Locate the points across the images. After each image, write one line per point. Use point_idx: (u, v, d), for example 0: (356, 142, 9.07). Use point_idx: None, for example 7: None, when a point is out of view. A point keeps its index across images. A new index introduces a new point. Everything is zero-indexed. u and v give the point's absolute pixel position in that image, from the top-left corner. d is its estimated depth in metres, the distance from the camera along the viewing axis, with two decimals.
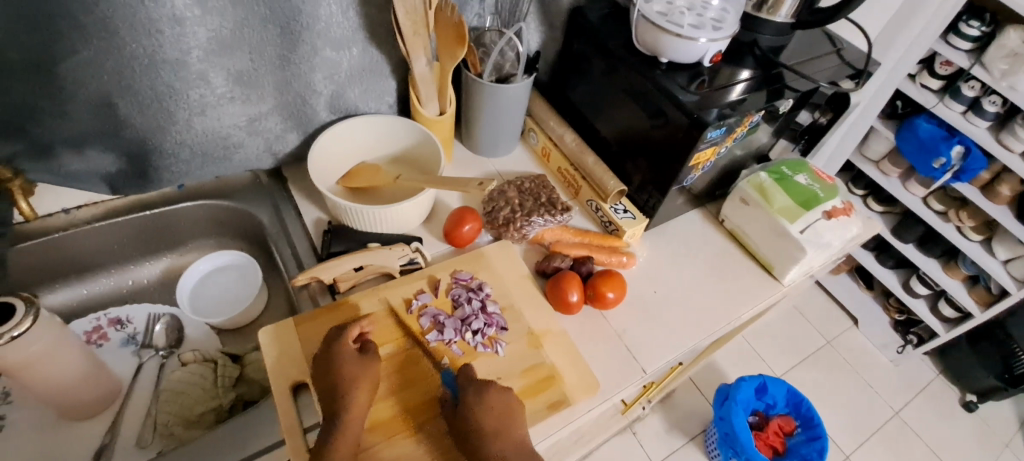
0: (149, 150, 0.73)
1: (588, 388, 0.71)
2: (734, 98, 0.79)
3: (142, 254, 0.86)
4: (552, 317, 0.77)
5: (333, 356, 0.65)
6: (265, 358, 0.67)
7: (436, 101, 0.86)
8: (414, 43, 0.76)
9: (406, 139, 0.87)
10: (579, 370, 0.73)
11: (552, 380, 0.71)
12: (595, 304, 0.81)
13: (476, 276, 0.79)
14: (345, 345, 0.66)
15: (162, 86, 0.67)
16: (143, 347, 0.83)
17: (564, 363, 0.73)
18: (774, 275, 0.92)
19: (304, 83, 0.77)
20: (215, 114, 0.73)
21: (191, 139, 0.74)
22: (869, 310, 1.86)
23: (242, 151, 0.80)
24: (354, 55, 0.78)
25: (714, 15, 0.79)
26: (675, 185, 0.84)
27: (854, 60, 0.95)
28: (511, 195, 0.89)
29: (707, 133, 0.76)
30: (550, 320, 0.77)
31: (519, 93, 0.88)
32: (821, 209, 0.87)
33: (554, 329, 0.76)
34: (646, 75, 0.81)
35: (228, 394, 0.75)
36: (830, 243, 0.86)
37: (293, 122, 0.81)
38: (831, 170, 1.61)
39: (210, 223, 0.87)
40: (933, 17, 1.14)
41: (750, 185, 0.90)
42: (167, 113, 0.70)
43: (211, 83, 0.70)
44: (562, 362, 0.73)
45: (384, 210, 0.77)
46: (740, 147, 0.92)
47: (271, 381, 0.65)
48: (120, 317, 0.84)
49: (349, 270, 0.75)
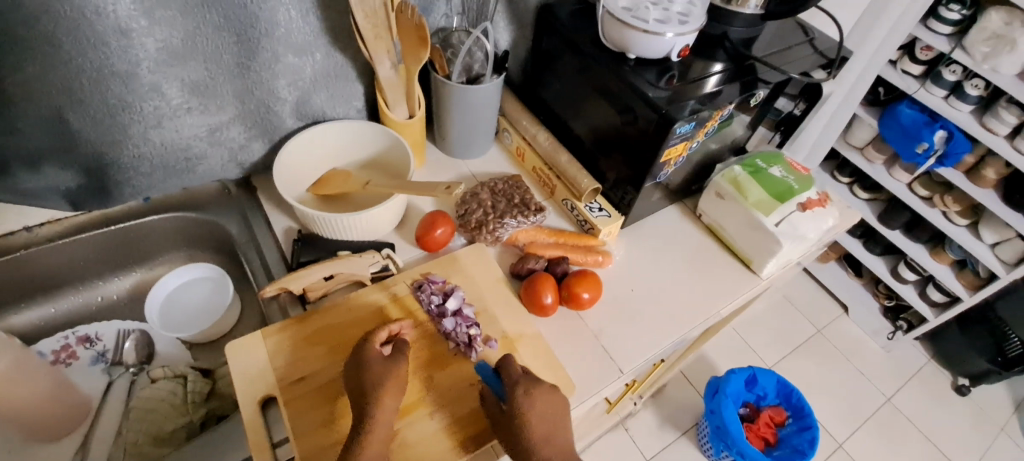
0: (106, 165, 0.71)
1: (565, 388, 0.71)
2: (708, 91, 0.79)
3: (110, 269, 0.84)
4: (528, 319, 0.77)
5: (361, 357, 0.64)
6: (233, 374, 0.65)
7: (405, 105, 0.85)
8: (376, 46, 0.74)
9: (376, 144, 0.87)
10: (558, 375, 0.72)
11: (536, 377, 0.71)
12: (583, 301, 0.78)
13: (449, 280, 0.78)
14: (373, 347, 0.65)
15: (114, 100, 0.65)
16: (113, 365, 0.81)
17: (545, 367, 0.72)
18: (752, 268, 0.91)
19: (267, 91, 0.76)
20: (173, 126, 0.72)
21: (150, 152, 0.73)
22: (859, 298, 1.87)
23: (205, 162, 0.78)
24: (317, 60, 0.77)
25: (681, 8, 0.77)
26: (649, 181, 0.83)
27: (827, 48, 0.94)
28: (484, 197, 0.87)
29: (677, 128, 0.75)
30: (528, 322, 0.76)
31: (489, 93, 0.87)
32: (797, 201, 0.85)
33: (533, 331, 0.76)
34: (616, 72, 0.80)
35: (199, 410, 0.73)
36: (806, 235, 0.84)
37: (257, 131, 0.80)
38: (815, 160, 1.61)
39: (179, 236, 0.85)
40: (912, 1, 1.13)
41: (725, 179, 0.89)
42: (121, 126, 0.68)
43: (166, 94, 0.68)
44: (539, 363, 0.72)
45: (353, 217, 0.76)
46: (714, 140, 0.91)
47: (239, 395, 0.64)
48: (89, 334, 0.83)
49: (319, 279, 0.74)
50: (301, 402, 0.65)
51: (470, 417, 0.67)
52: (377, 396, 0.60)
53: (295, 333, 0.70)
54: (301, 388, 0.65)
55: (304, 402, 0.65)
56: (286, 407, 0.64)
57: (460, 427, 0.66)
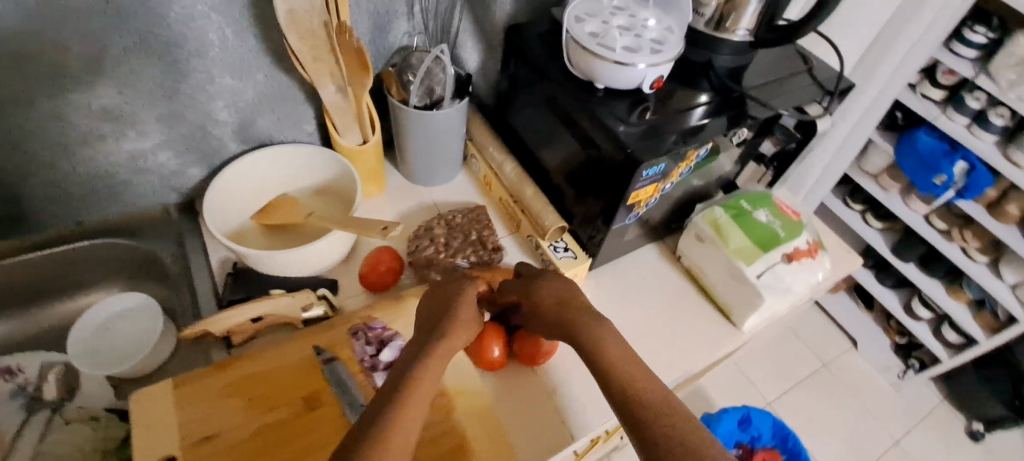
0: (15, 192, 0.67)
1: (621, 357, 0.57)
2: (693, 124, 0.72)
3: (40, 298, 0.79)
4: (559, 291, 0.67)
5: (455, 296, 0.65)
6: (133, 427, 0.60)
7: (357, 130, 0.79)
8: (316, 69, 0.67)
9: (326, 170, 0.81)
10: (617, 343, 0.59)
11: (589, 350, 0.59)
12: (562, 286, 0.68)
13: (390, 325, 0.72)
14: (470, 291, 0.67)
15: (12, 128, 0.61)
16: (32, 401, 0.75)
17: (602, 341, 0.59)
18: (733, 321, 0.83)
19: (202, 114, 0.70)
20: (86, 154, 0.67)
21: (62, 181, 0.68)
22: (868, 332, 1.75)
23: (134, 188, 0.73)
24: (260, 82, 0.71)
25: (655, 35, 0.70)
26: (617, 223, 0.75)
27: (826, 78, 0.84)
28: (437, 232, 0.80)
29: (643, 170, 0.67)
30: (541, 289, 0.68)
31: (451, 118, 0.81)
32: (781, 251, 0.76)
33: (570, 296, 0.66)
34: (582, 103, 0.72)
35: (111, 456, 0.68)
36: (791, 288, 0.76)
37: (191, 156, 0.74)
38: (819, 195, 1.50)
39: (115, 263, 0.80)
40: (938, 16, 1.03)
41: (705, 222, 0.81)
42: (25, 154, 0.64)
43: (72, 122, 0.63)
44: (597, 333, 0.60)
45: (289, 253, 0.71)
46: (697, 176, 0.83)
47: (134, 455, 0.58)
48: (10, 366, 0.77)
49: (247, 320, 0.69)
50: None
51: None
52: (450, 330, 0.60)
53: (213, 384, 0.64)
54: (206, 448, 0.60)
55: None
56: None
57: None
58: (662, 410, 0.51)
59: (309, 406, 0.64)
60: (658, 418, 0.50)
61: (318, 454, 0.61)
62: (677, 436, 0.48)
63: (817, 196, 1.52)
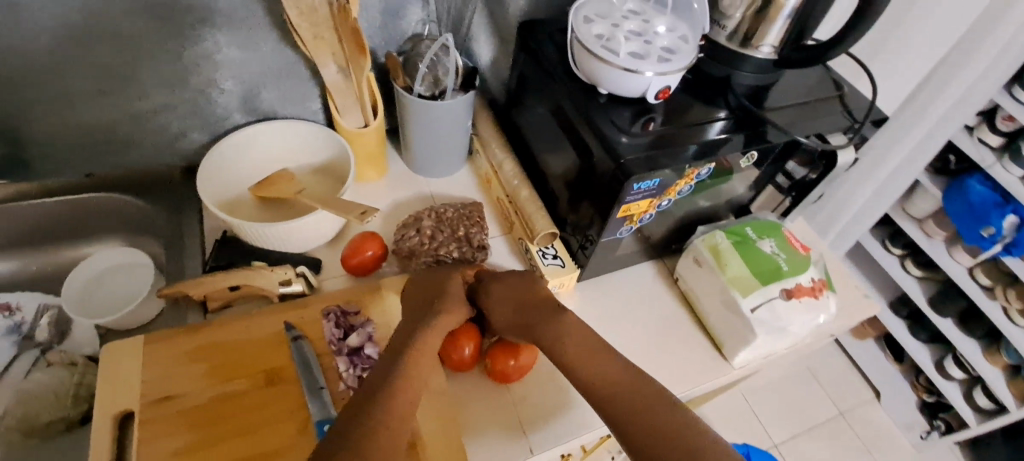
0: (24, 137, 0.71)
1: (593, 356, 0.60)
2: (715, 136, 0.70)
3: (47, 241, 0.82)
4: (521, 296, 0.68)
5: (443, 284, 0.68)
6: (99, 379, 0.61)
7: (359, 112, 0.79)
8: (317, 47, 0.70)
9: (325, 150, 0.81)
10: (593, 341, 0.62)
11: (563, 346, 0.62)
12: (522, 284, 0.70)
13: (363, 312, 0.71)
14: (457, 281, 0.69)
15: (16, 75, 0.65)
16: (24, 340, 0.78)
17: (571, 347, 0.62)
18: (724, 354, 0.78)
19: (205, 80, 0.73)
20: (88, 107, 0.70)
21: (67, 131, 0.72)
22: (894, 385, 1.63)
23: (138, 146, 0.77)
24: (264, 55, 0.73)
25: (667, 43, 0.66)
26: (607, 237, 0.72)
27: (856, 107, 0.78)
28: (425, 223, 0.78)
29: (632, 185, 0.63)
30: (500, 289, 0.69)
31: (453, 111, 0.79)
32: (782, 286, 0.71)
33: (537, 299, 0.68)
34: (579, 107, 0.70)
35: (80, 407, 0.72)
36: (789, 328, 0.70)
37: (194, 121, 0.77)
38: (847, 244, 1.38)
39: (119, 219, 0.82)
40: (1003, 54, 0.92)
41: (705, 246, 0.76)
42: (31, 101, 0.68)
43: (76, 75, 0.67)
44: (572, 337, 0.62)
45: (273, 228, 0.71)
46: (705, 197, 0.79)
47: (94, 406, 0.59)
48: (9, 303, 0.80)
49: (223, 288, 0.69)
50: (155, 425, 0.59)
51: None
52: (439, 314, 0.64)
53: (180, 346, 0.64)
54: (162, 409, 0.60)
55: (159, 427, 0.59)
56: (138, 430, 0.58)
57: None
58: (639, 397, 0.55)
59: (269, 382, 0.64)
60: (639, 406, 0.55)
61: (266, 433, 0.60)
62: (653, 422, 0.53)
63: (848, 239, 1.39)
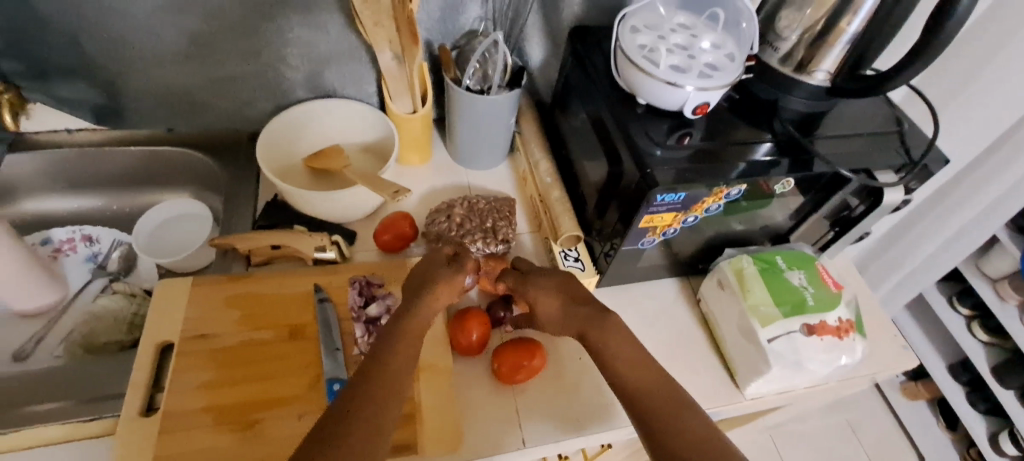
0: (118, 91, 0.80)
1: (626, 352, 0.61)
2: (758, 158, 0.69)
3: (128, 185, 0.93)
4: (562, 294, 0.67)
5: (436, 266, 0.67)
6: (150, 311, 0.69)
7: (409, 98, 0.83)
8: (375, 34, 0.75)
9: (375, 131, 0.87)
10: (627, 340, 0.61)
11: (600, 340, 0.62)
12: (565, 283, 0.68)
13: (387, 285, 0.75)
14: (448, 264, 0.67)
15: (116, 35, 0.74)
16: (98, 268, 0.89)
17: (609, 342, 0.61)
18: (737, 382, 0.76)
19: (275, 55, 0.80)
20: (172, 69, 0.79)
21: (152, 89, 0.81)
22: (942, 454, 1.50)
23: (211, 109, 0.85)
24: (330, 37, 0.79)
25: (711, 60, 0.67)
26: (628, 246, 0.73)
27: (914, 146, 0.74)
28: (456, 211, 0.81)
29: (654, 196, 0.64)
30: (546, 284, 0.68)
31: (497, 107, 0.82)
32: (804, 321, 0.69)
33: (579, 296, 0.66)
34: (616, 114, 0.71)
35: (133, 333, 0.81)
36: (806, 365, 0.68)
37: (262, 91, 0.84)
38: (910, 290, 1.31)
39: (189, 173, 0.92)
40: None
41: (730, 269, 0.74)
42: (126, 59, 0.77)
43: (165, 40, 0.75)
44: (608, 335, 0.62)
45: (317, 197, 0.77)
46: (737, 220, 0.77)
47: (143, 333, 0.67)
48: (91, 235, 0.91)
49: (266, 245, 0.76)
50: (190, 358, 0.66)
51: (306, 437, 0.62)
52: (431, 293, 0.63)
53: (220, 292, 0.71)
54: (198, 344, 0.67)
55: (194, 360, 0.66)
56: (175, 359, 0.65)
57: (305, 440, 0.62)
58: (667, 397, 0.57)
59: (293, 336, 0.69)
60: (664, 406, 0.56)
61: (282, 381, 0.65)
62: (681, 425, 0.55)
63: (911, 289, 1.32)
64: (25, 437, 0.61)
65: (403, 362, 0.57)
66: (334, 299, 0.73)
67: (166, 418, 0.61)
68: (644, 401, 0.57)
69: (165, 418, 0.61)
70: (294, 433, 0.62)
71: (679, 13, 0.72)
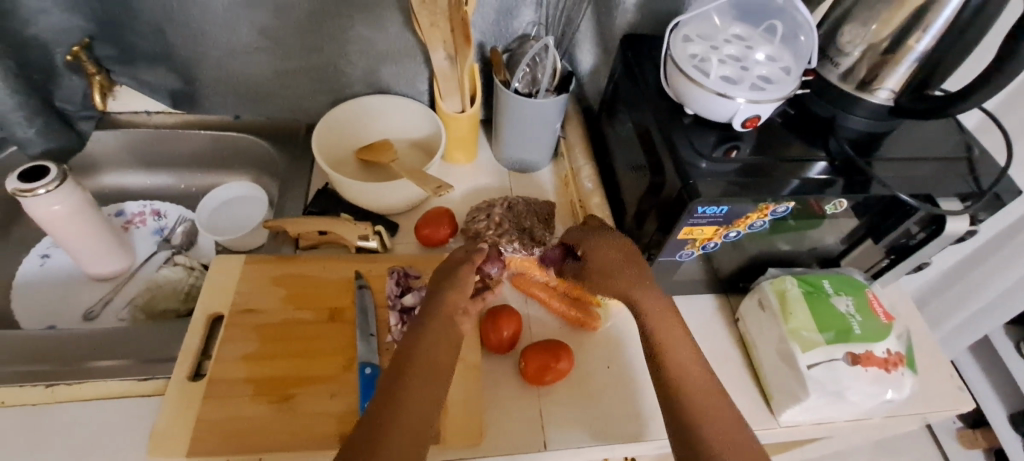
0: (193, 78, 0.87)
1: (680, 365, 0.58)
2: (809, 176, 0.66)
3: (196, 166, 1.00)
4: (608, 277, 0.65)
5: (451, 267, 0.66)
6: (206, 284, 0.74)
7: (458, 99, 0.86)
8: (431, 34, 0.78)
9: (424, 128, 0.90)
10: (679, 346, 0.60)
11: (645, 338, 0.61)
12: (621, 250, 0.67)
13: (423, 278, 0.77)
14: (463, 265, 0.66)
15: (196, 27, 0.80)
16: (162, 241, 0.95)
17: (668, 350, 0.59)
18: (772, 408, 0.72)
19: (337, 50, 0.84)
20: (242, 60, 0.84)
21: (223, 78, 0.87)
22: None
23: (274, 99, 0.91)
24: (389, 36, 0.83)
25: (764, 72, 0.65)
26: (664, 256, 0.72)
27: (986, 174, 0.70)
28: (496, 211, 0.83)
29: (696, 207, 0.63)
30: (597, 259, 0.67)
31: (543, 110, 0.83)
32: (849, 348, 0.66)
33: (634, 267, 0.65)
34: (662, 123, 0.70)
35: (190, 303, 0.87)
36: (849, 395, 0.64)
37: (322, 84, 0.89)
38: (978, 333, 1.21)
39: (252, 159, 0.98)
40: None
41: (773, 290, 0.72)
42: (202, 49, 0.83)
43: (239, 32, 0.81)
44: (660, 328, 0.60)
45: (364, 187, 0.80)
46: (784, 240, 0.74)
47: (197, 304, 0.72)
48: (160, 210, 0.98)
49: (314, 230, 0.80)
50: (237, 331, 0.70)
51: (337, 416, 0.64)
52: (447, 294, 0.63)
53: (269, 271, 0.75)
54: (245, 318, 0.71)
55: (240, 333, 0.69)
56: (224, 330, 0.69)
57: (337, 419, 0.64)
58: (712, 410, 0.55)
59: (332, 318, 0.72)
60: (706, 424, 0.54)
61: (318, 361, 0.68)
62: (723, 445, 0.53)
63: (974, 332, 1.23)
64: (90, 387, 0.67)
65: (428, 364, 0.56)
66: (372, 286, 0.76)
67: (212, 385, 0.65)
68: (686, 407, 0.55)
69: (210, 385, 0.65)
70: (326, 412, 0.64)
71: (735, 24, 0.71)
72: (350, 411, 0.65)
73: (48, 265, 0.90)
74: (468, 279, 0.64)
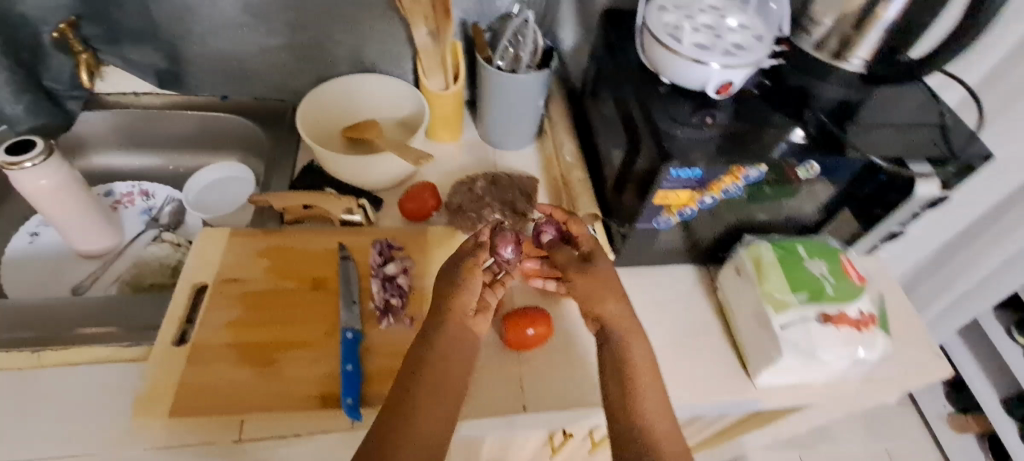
0: (179, 56, 0.88)
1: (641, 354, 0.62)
2: (782, 141, 0.67)
3: (184, 147, 1.01)
4: (603, 290, 0.64)
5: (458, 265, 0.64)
6: (191, 255, 0.75)
7: (442, 76, 0.87)
8: (412, 9, 0.79)
9: (408, 106, 0.91)
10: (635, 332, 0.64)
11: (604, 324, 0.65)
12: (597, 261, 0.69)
13: (405, 249, 0.78)
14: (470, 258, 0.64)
15: (180, 4, 0.81)
16: (151, 220, 0.96)
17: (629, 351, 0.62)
18: (748, 372, 0.73)
19: (321, 28, 0.85)
20: (227, 37, 0.86)
21: (209, 56, 0.88)
22: None
23: (261, 78, 0.92)
24: (372, 12, 0.84)
25: (737, 40, 0.66)
26: (641, 223, 0.73)
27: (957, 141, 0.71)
28: (478, 185, 0.85)
29: (668, 170, 0.64)
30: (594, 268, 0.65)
31: (524, 87, 0.84)
32: (821, 308, 0.67)
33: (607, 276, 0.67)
34: (639, 92, 0.72)
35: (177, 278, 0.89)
36: (820, 354, 0.66)
37: (307, 63, 0.90)
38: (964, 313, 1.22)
39: (238, 139, 0.99)
40: None
41: (748, 256, 0.73)
42: (187, 27, 0.84)
43: (223, 10, 0.82)
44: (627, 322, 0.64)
45: (348, 160, 0.81)
46: (761, 209, 0.76)
47: (182, 274, 0.73)
48: (148, 191, 0.99)
49: (298, 205, 0.80)
50: (222, 298, 0.71)
51: (318, 379, 0.65)
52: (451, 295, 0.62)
53: (254, 243, 0.76)
54: (229, 287, 0.72)
55: (224, 302, 0.70)
56: (208, 298, 0.70)
57: (317, 382, 0.65)
58: (651, 384, 0.61)
59: (315, 287, 0.73)
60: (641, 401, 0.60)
61: (301, 328, 0.69)
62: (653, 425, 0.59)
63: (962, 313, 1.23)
64: (77, 354, 0.68)
65: (435, 374, 0.59)
66: (356, 257, 0.77)
67: (195, 349, 0.66)
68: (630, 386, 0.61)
69: (194, 349, 0.66)
70: (307, 374, 0.66)
71: None
72: (331, 374, 0.66)
73: (36, 243, 0.91)
74: (473, 281, 0.63)
